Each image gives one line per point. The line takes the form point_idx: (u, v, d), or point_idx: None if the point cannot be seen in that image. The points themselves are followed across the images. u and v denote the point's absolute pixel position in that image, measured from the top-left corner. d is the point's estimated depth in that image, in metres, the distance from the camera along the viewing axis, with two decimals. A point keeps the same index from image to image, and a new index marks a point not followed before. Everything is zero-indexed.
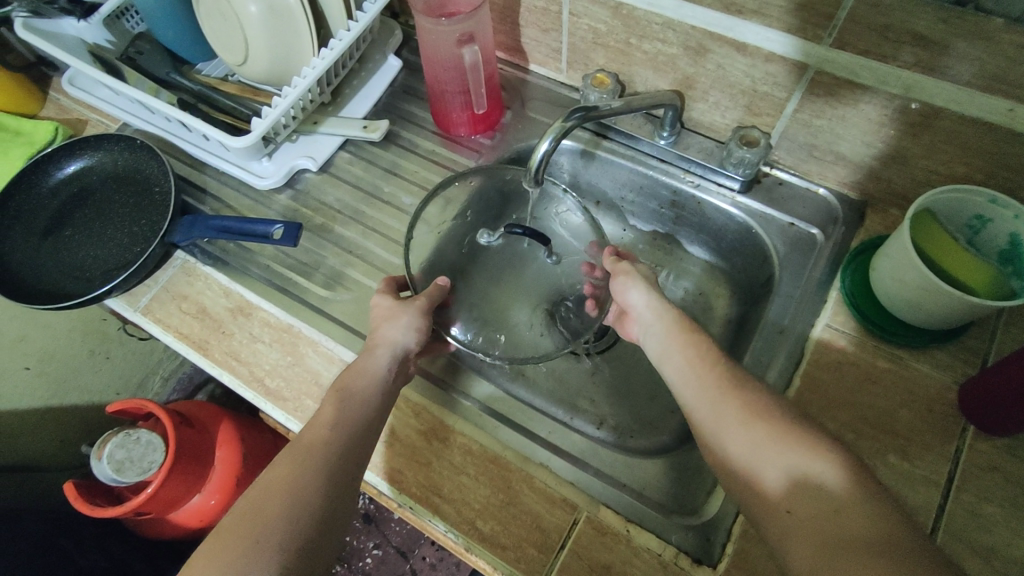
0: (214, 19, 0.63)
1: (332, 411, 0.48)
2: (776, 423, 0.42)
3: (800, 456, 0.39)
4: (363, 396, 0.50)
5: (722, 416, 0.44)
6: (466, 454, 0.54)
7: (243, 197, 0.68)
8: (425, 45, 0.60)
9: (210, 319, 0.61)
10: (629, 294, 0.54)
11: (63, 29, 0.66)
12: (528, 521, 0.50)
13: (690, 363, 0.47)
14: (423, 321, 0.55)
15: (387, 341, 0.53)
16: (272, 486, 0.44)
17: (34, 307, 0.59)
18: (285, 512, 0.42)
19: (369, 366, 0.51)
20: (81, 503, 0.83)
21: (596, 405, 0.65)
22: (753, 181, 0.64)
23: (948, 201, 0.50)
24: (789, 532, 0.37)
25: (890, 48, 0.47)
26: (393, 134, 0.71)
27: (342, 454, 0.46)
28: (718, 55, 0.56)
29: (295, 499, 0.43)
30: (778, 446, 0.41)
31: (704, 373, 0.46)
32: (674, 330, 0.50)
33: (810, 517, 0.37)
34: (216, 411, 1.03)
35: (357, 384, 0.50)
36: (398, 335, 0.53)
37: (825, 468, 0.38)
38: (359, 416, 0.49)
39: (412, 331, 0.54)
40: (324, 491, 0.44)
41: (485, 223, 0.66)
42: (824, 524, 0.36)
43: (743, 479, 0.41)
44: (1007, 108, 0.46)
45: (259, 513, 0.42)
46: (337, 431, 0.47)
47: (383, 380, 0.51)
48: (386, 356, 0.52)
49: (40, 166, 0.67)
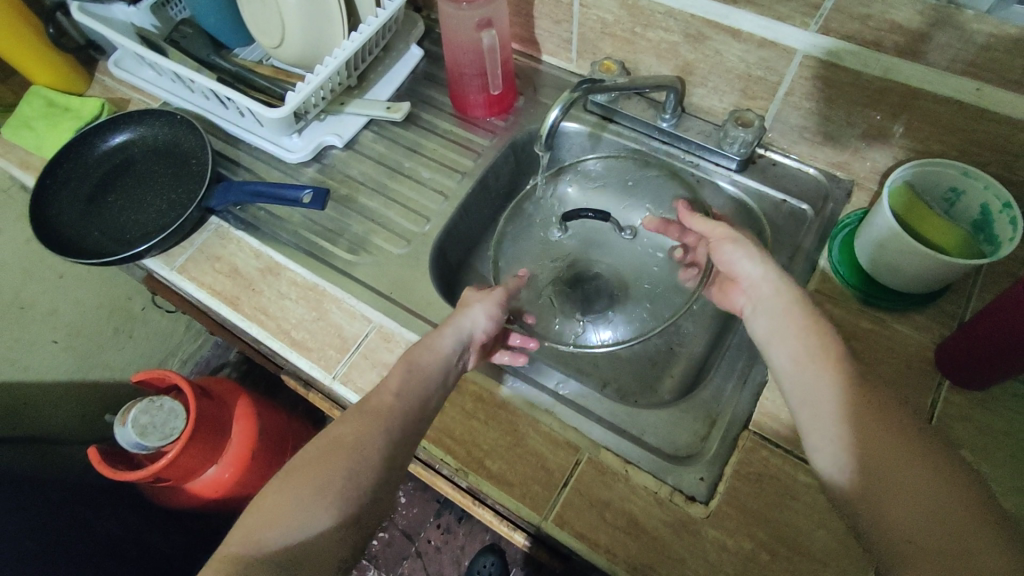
0: (253, 5, 0.69)
1: (400, 379, 0.50)
2: (875, 399, 0.43)
3: (892, 433, 0.41)
4: (429, 371, 0.51)
5: (824, 388, 0.45)
6: (477, 401, 0.58)
7: (274, 170, 0.73)
8: (447, 30, 0.65)
9: (241, 278, 0.65)
10: (742, 263, 0.53)
11: (114, 14, 0.73)
12: (534, 461, 0.54)
13: (814, 346, 0.47)
14: (499, 310, 0.57)
15: (457, 325, 0.54)
16: (338, 439, 0.46)
17: (80, 263, 0.64)
18: (351, 466, 0.45)
19: (435, 346, 0.52)
20: (104, 466, 0.87)
21: (600, 369, 0.69)
22: (749, 162, 0.68)
23: (926, 173, 0.55)
24: (878, 495, 0.39)
25: (870, 35, 0.52)
26: (414, 116, 0.77)
27: (406, 417, 0.49)
28: (716, 42, 0.61)
29: (360, 457, 0.46)
30: (876, 420, 0.42)
31: (827, 351, 0.46)
32: (797, 310, 0.49)
33: (936, 550, 0.36)
34: (234, 386, 1.07)
35: (425, 360, 0.52)
36: (467, 321, 0.55)
37: (916, 445, 0.40)
38: (424, 388, 0.51)
39: (482, 319, 0.56)
40: (385, 451, 0.47)
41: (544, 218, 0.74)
42: (908, 491, 0.38)
43: (863, 498, 0.40)
44: (974, 88, 0.50)
45: (327, 458, 0.45)
46: (402, 398, 0.49)
47: (449, 360, 0.53)
48: (453, 337, 0.54)
49: (87, 138, 0.72)
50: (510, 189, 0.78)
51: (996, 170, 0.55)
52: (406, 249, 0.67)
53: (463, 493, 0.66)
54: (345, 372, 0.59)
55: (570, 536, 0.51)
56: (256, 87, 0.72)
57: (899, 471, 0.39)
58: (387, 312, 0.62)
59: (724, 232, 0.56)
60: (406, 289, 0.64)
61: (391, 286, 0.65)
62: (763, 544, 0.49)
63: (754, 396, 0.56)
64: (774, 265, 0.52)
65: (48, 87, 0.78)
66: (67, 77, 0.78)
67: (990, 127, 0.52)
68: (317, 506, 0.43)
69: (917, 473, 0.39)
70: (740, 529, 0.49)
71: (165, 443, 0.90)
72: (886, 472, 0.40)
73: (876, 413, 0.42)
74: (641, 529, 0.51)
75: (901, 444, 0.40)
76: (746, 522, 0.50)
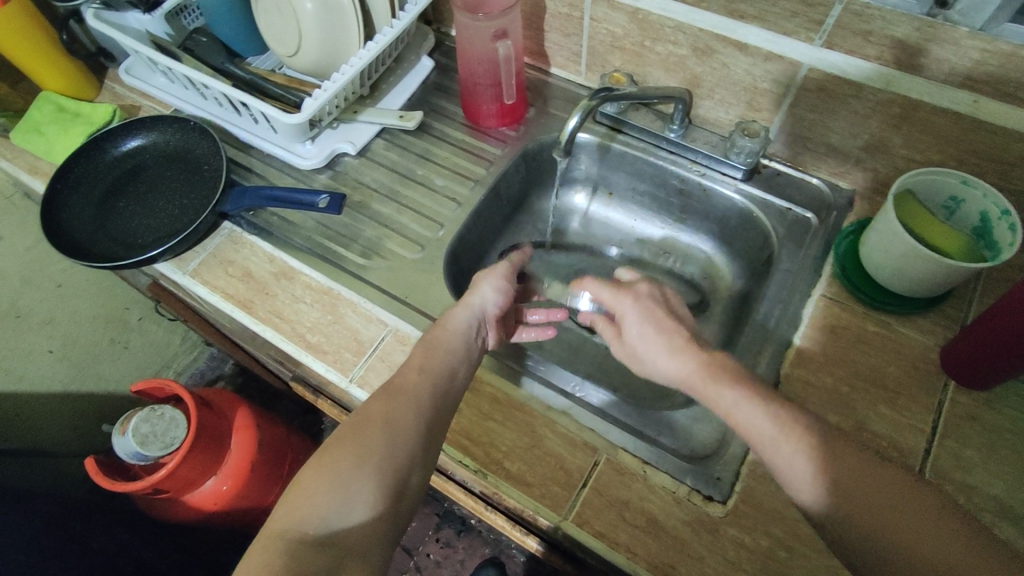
0: (271, 14, 0.70)
1: (422, 357, 0.52)
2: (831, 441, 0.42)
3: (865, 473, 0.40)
4: (449, 346, 0.53)
5: (779, 448, 0.42)
6: (495, 402, 0.58)
7: (286, 176, 0.74)
8: (463, 40, 0.67)
9: (255, 281, 0.65)
10: (658, 362, 0.52)
11: (128, 21, 0.74)
12: (553, 462, 0.55)
13: (758, 414, 0.44)
14: (507, 282, 0.59)
15: (471, 303, 0.57)
16: (369, 416, 0.47)
17: (93, 266, 0.64)
18: (388, 441, 0.45)
19: (451, 322, 0.55)
20: (103, 477, 0.85)
21: (610, 375, 0.70)
22: (754, 172, 0.70)
23: (928, 182, 0.57)
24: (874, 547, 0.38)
25: (872, 50, 0.55)
26: (425, 125, 0.78)
27: (433, 394, 0.49)
28: (723, 55, 0.64)
29: (394, 431, 0.46)
30: (844, 463, 0.40)
31: (766, 412, 0.44)
32: (720, 378, 0.47)
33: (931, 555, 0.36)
34: (233, 397, 1.06)
35: (442, 339, 0.53)
36: (477, 298, 0.57)
37: (895, 483, 0.39)
38: (445, 363, 0.52)
39: (494, 291, 0.58)
40: (419, 427, 0.47)
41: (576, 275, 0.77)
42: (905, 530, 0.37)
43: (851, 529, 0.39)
44: (971, 100, 0.53)
45: (363, 435, 0.45)
46: (426, 373, 0.51)
47: (467, 336, 0.55)
48: (467, 314, 0.56)
49: (99, 143, 0.72)
50: (520, 198, 0.79)
51: (993, 179, 0.58)
52: (420, 254, 0.68)
53: (474, 498, 0.65)
54: (362, 375, 0.59)
55: (591, 536, 0.51)
56: (270, 95, 0.73)
57: (889, 516, 0.38)
58: (403, 316, 0.62)
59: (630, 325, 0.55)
60: (421, 293, 0.65)
61: (405, 291, 0.65)
62: (778, 540, 0.49)
63: None
64: (681, 356, 0.50)
65: (57, 92, 0.78)
66: (75, 81, 0.78)
67: (987, 137, 0.55)
68: (355, 488, 0.43)
69: (908, 515, 0.38)
70: (758, 526, 0.50)
71: (165, 453, 0.88)
72: (863, 497, 0.39)
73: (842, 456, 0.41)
74: (661, 528, 0.51)
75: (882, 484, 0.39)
76: (762, 520, 0.50)
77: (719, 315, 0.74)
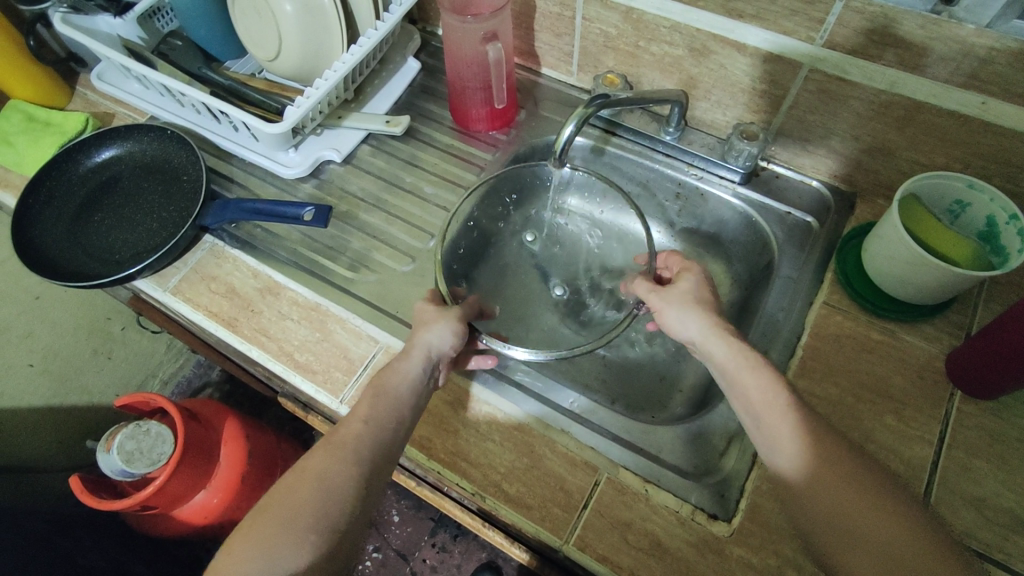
0: (249, 17, 0.67)
1: (368, 406, 0.49)
2: (824, 438, 0.43)
3: (844, 481, 0.41)
4: (398, 396, 0.50)
5: (771, 423, 0.45)
6: (491, 422, 0.56)
7: (269, 186, 0.71)
8: (451, 42, 0.65)
9: (239, 298, 0.63)
10: (684, 329, 0.53)
11: (98, 25, 0.70)
12: (552, 483, 0.53)
13: (766, 400, 0.46)
14: (462, 327, 0.54)
15: (424, 345, 0.52)
16: (305, 471, 0.44)
17: (66, 285, 0.61)
18: (319, 500, 0.43)
19: (403, 368, 0.51)
20: (88, 495, 0.83)
21: (607, 385, 0.68)
22: (752, 175, 0.69)
23: (932, 186, 0.56)
24: (837, 543, 0.40)
25: (875, 50, 0.53)
26: (412, 129, 0.75)
27: (375, 446, 0.47)
28: (721, 56, 0.62)
29: (329, 489, 0.44)
30: (831, 469, 0.42)
31: (772, 390, 0.46)
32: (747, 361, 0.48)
33: (875, 538, 0.39)
34: (220, 408, 1.03)
35: (393, 383, 0.50)
36: (433, 341, 0.53)
37: (852, 468, 0.42)
38: (391, 412, 0.49)
39: (449, 336, 0.53)
40: (355, 484, 0.45)
41: (563, 272, 0.74)
42: (849, 513, 0.40)
43: (812, 508, 0.42)
44: (979, 101, 0.51)
45: (293, 494, 0.43)
46: (371, 423, 0.48)
47: (419, 383, 0.51)
48: (421, 360, 0.52)
49: (71, 154, 0.69)
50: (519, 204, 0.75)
51: (998, 182, 0.57)
52: (411, 266, 0.66)
53: (471, 515, 0.61)
54: (354, 396, 0.57)
55: (593, 559, 0.50)
56: (251, 102, 0.70)
57: (837, 492, 0.41)
58: (394, 332, 0.60)
59: (658, 300, 0.55)
60: (412, 306, 0.63)
61: (396, 305, 0.63)
62: (785, 560, 0.48)
63: None
64: (713, 327, 0.51)
65: (27, 100, 0.74)
66: (45, 89, 0.74)
67: (994, 140, 0.53)
68: (285, 545, 0.41)
69: (868, 498, 0.40)
70: (764, 546, 0.48)
71: (152, 470, 0.86)
72: (826, 486, 0.41)
73: (829, 456, 0.42)
74: (664, 551, 0.49)
75: (841, 464, 0.42)
76: (769, 539, 0.49)
77: None
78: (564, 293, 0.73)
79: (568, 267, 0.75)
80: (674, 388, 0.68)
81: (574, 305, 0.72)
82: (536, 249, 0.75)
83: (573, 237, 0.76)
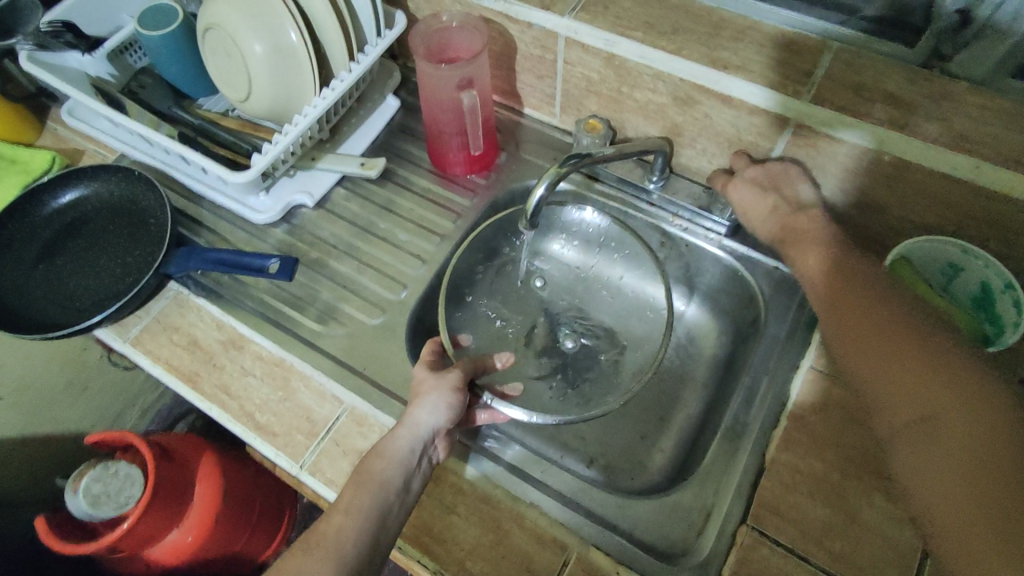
0: (220, 57, 0.65)
1: (350, 498, 0.46)
2: (873, 308, 0.47)
3: (881, 347, 0.45)
4: (384, 481, 0.47)
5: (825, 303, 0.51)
6: (457, 493, 0.54)
7: (239, 231, 0.69)
8: (425, 88, 0.62)
9: (201, 352, 0.61)
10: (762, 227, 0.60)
11: (66, 62, 0.67)
12: (518, 561, 0.50)
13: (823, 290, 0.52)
14: (458, 395, 0.52)
15: (414, 422, 0.50)
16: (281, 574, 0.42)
17: (22, 337, 0.58)
18: None
19: (390, 449, 0.48)
20: (52, 540, 0.81)
21: (586, 442, 0.65)
22: (739, 226, 0.66)
23: (924, 251, 0.53)
24: (881, 401, 0.44)
25: (864, 106, 0.51)
26: (389, 171, 0.73)
27: (358, 541, 0.44)
28: (706, 106, 0.59)
29: None
30: (869, 336, 0.46)
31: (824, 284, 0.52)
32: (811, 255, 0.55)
33: (908, 386, 0.42)
34: (196, 444, 0.99)
35: (377, 468, 0.47)
36: (423, 416, 0.50)
37: (894, 329, 0.45)
38: (378, 501, 0.46)
39: (442, 410, 0.51)
40: None
41: (568, 322, 0.71)
42: (885, 372, 0.44)
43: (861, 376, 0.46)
44: (971, 165, 0.48)
45: None
46: (354, 515, 0.45)
47: (407, 464, 0.48)
48: (409, 437, 0.49)
49: (35, 195, 0.67)
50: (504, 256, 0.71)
51: (992, 246, 0.54)
52: (381, 319, 0.63)
53: None
54: (314, 462, 0.54)
55: None
56: (220, 143, 0.68)
57: (873, 355, 0.45)
58: (360, 392, 0.57)
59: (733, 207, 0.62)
60: (380, 363, 0.60)
61: (364, 362, 0.60)
62: None
63: (752, 483, 0.52)
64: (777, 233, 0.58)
65: None
66: (14, 125, 0.72)
67: (989, 205, 0.50)
68: None
69: (902, 352, 0.44)
70: None
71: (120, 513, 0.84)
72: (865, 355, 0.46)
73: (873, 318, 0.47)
74: None
75: (883, 321, 0.46)
76: None
77: (703, 378, 0.68)
78: (574, 343, 0.69)
79: (574, 316, 0.71)
80: (655, 447, 0.65)
81: (579, 358, 0.68)
82: (545, 294, 0.72)
83: (561, 286, 0.73)
